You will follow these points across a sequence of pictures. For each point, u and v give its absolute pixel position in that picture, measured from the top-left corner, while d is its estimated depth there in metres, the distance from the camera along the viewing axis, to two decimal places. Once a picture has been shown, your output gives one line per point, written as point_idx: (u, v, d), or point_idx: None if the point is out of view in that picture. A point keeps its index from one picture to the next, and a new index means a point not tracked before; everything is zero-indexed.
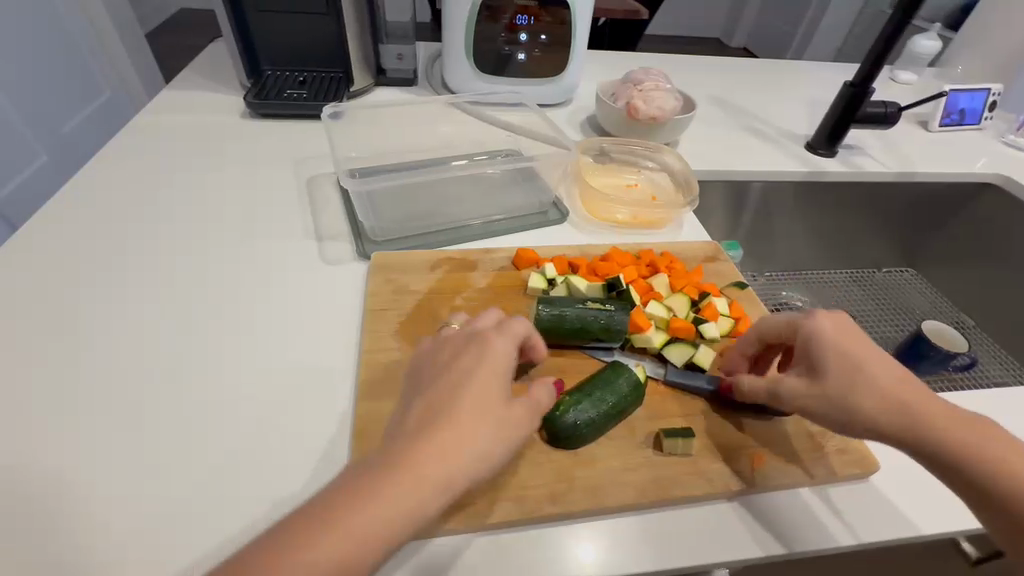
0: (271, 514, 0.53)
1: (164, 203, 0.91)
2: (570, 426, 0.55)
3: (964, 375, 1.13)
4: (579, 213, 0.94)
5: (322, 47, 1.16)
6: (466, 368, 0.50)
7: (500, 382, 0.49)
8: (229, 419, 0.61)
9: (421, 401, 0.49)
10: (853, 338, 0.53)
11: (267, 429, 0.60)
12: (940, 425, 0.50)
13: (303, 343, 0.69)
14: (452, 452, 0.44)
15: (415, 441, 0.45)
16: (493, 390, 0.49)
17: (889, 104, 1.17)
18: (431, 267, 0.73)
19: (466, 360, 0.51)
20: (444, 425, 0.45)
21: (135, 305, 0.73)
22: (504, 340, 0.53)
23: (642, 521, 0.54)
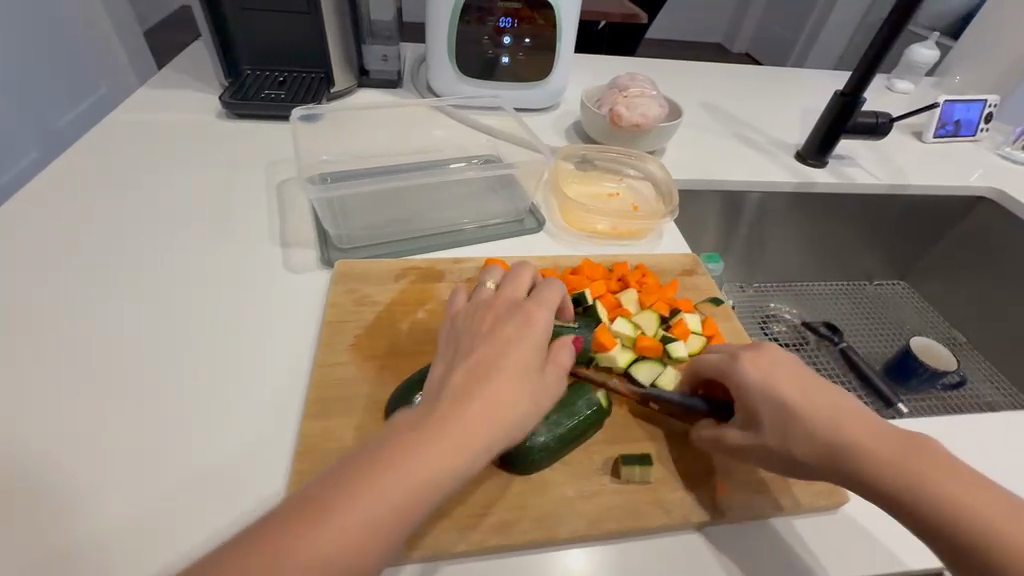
0: (206, 535, 0.51)
1: (131, 203, 0.89)
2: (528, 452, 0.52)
3: (957, 395, 1.10)
4: (556, 221, 0.91)
5: (303, 47, 1.14)
6: (513, 342, 0.50)
7: (538, 351, 0.51)
8: (174, 431, 0.58)
9: (449, 371, 0.49)
10: (782, 378, 0.53)
11: (212, 442, 0.57)
12: (891, 474, 0.47)
13: (259, 353, 0.67)
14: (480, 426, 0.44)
15: (464, 395, 0.46)
16: (532, 359, 0.50)
17: (881, 114, 1.15)
18: (396, 277, 0.71)
19: (509, 325, 0.52)
20: (492, 385, 0.47)
21: (87, 308, 0.71)
22: (544, 310, 0.54)
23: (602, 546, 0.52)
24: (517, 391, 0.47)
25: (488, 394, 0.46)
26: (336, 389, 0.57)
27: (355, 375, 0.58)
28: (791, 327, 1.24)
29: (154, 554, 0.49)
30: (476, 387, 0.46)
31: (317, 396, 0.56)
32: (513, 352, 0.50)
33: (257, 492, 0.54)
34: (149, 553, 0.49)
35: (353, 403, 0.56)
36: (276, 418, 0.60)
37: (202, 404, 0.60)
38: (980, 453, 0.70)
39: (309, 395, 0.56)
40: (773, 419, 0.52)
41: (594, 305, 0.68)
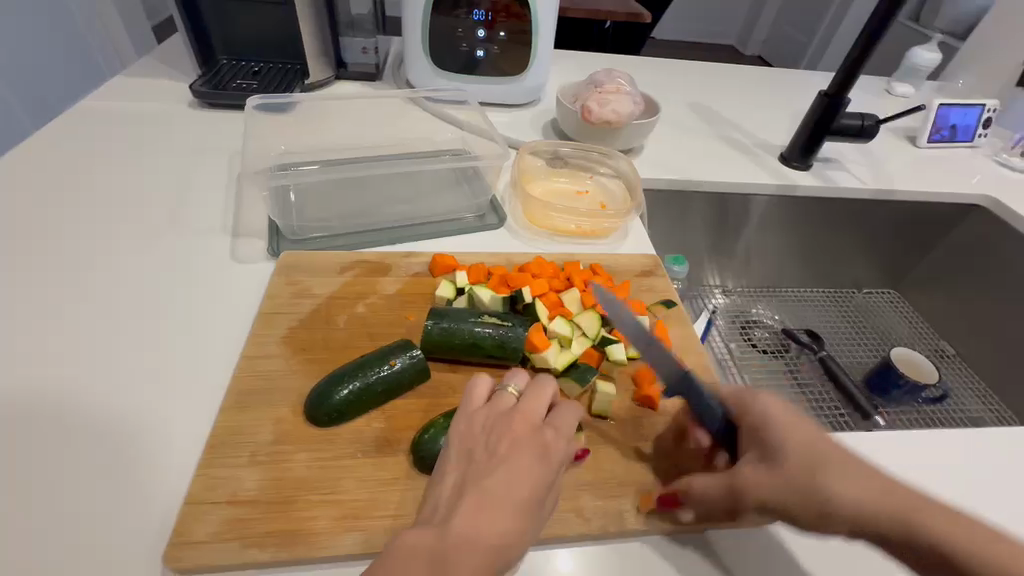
0: (103, 526, 0.49)
1: (91, 189, 0.88)
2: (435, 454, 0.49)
3: (938, 409, 1.06)
4: (517, 219, 0.90)
5: (278, 38, 1.13)
6: (518, 435, 0.46)
7: (546, 491, 0.45)
8: (98, 418, 0.57)
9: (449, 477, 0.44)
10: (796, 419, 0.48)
11: (134, 431, 0.56)
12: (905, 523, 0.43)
13: (196, 342, 0.66)
14: (487, 529, 0.40)
15: (464, 528, 0.39)
16: (539, 499, 0.44)
17: (867, 116, 1.11)
18: (340, 270, 0.70)
19: (527, 453, 0.45)
20: (496, 518, 0.40)
21: (29, 289, 0.70)
22: (563, 443, 0.47)
23: (536, 549, 0.51)
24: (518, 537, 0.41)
25: (490, 530, 0.40)
26: (257, 381, 0.55)
27: (280, 367, 0.57)
28: (772, 333, 1.20)
29: (52, 542, 0.48)
30: (477, 526, 0.39)
31: (237, 388, 0.54)
32: (525, 484, 0.43)
33: (171, 484, 0.52)
34: (50, 541, 0.47)
35: (273, 396, 0.54)
36: (202, 409, 0.59)
37: (130, 391, 0.60)
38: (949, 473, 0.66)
39: (230, 387, 0.55)
40: (799, 446, 0.46)
41: (534, 303, 0.67)
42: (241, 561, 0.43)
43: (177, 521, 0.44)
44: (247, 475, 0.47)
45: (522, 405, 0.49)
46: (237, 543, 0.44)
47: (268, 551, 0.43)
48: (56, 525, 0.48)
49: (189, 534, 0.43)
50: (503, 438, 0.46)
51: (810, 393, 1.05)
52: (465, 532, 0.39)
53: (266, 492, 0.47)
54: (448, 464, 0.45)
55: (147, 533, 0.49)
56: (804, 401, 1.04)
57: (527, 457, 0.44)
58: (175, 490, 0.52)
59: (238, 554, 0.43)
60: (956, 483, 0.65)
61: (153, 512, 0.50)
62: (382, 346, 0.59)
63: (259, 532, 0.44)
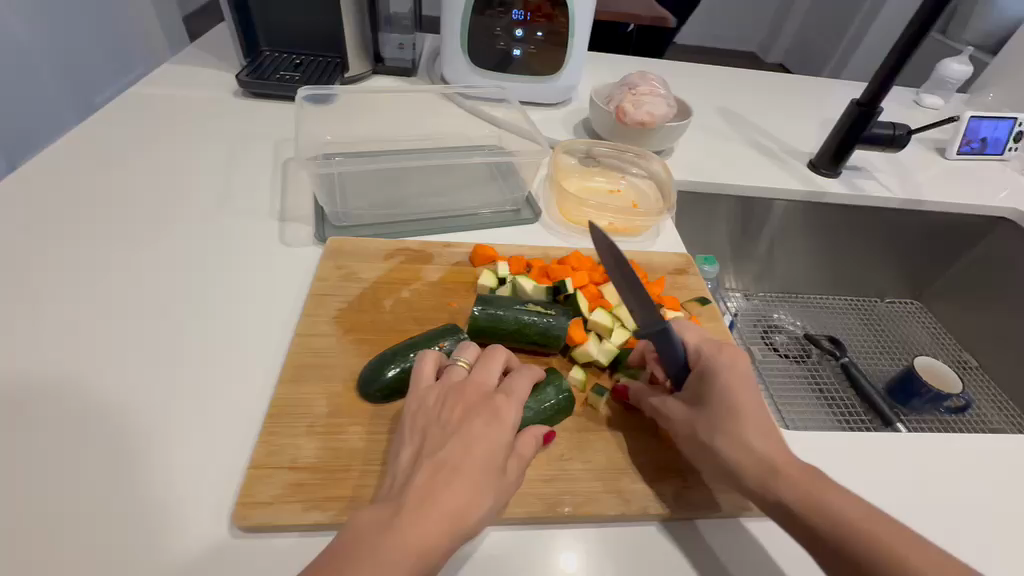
0: (170, 482, 0.52)
1: (144, 171, 0.92)
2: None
3: (959, 419, 1.06)
4: (552, 215, 0.92)
5: (321, 31, 1.16)
6: (470, 404, 0.49)
7: (504, 454, 0.48)
8: (133, 396, 0.59)
9: (413, 452, 0.47)
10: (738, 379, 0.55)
11: (168, 408, 0.58)
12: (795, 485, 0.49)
13: (239, 324, 0.68)
14: (455, 491, 0.43)
15: (423, 494, 0.42)
16: (496, 461, 0.47)
17: (898, 127, 1.12)
18: (386, 257, 0.72)
19: (479, 418, 0.48)
20: (459, 479, 0.44)
21: (95, 264, 0.75)
22: (513, 406, 0.51)
23: (545, 537, 0.52)
24: (480, 496, 0.44)
25: (451, 493, 0.43)
26: (311, 357, 0.58)
27: (332, 346, 0.60)
28: (793, 338, 1.21)
29: (125, 495, 0.51)
30: (435, 494, 0.42)
31: (293, 361, 0.58)
32: (485, 446, 0.47)
33: (208, 459, 0.54)
34: (88, 508, 0.50)
35: (327, 371, 0.57)
36: (253, 384, 0.62)
37: (169, 371, 0.62)
38: (973, 476, 0.67)
39: (287, 361, 0.58)
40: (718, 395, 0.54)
41: (575, 294, 0.69)
42: (304, 522, 0.46)
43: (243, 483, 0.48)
44: (305, 444, 0.51)
45: (472, 376, 0.53)
46: (299, 505, 0.47)
47: (328, 513, 0.47)
48: (94, 494, 0.51)
49: (255, 494, 0.47)
50: (455, 410, 0.49)
51: (830, 399, 1.06)
52: (425, 498, 0.42)
53: (326, 458, 0.50)
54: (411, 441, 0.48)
55: (177, 507, 0.50)
56: (825, 406, 1.05)
57: (481, 422, 0.48)
58: (217, 463, 0.54)
59: (301, 514, 0.47)
60: (977, 488, 0.66)
61: (183, 486, 0.52)
62: (426, 330, 0.62)
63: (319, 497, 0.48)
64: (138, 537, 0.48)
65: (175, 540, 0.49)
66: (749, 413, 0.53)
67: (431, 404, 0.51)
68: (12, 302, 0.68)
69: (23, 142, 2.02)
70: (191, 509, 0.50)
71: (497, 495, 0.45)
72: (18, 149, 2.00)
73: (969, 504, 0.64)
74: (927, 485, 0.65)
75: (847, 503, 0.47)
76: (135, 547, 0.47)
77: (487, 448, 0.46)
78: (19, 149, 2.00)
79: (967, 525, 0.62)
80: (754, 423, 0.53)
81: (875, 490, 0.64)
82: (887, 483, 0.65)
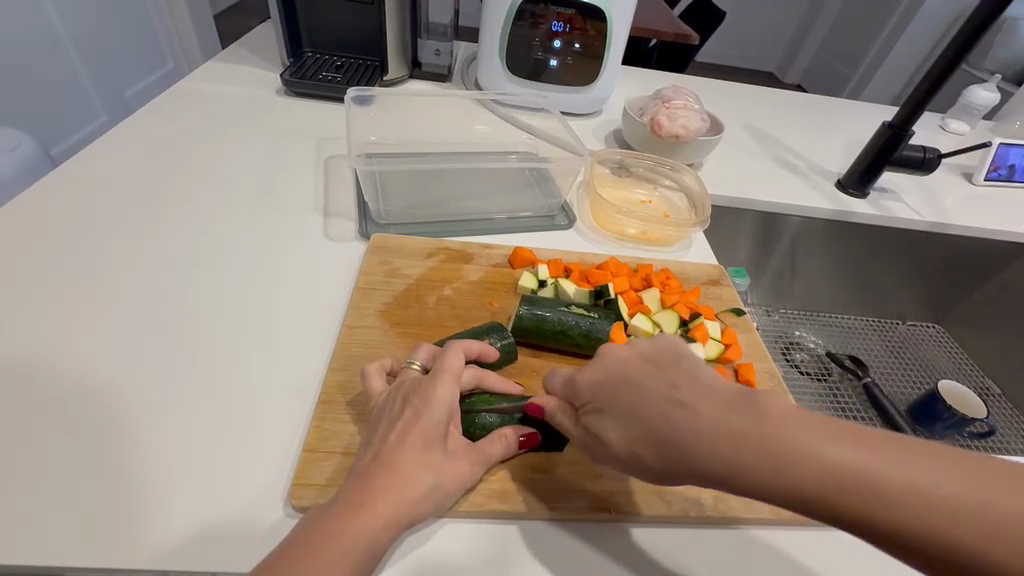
0: (207, 471, 0.54)
1: (188, 163, 0.96)
2: (480, 427, 0.55)
3: (985, 445, 1.02)
4: (585, 222, 0.94)
5: (363, 36, 1.20)
6: (425, 385, 0.50)
7: (442, 434, 0.48)
8: (132, 390, 0.60)
9: (385, 436, 0.48)
10: (619, 399, 0.47)
11: (160, 404, 0.59)
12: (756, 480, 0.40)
13: (249, 322, 0.70)
14: (419, 455, 0.46)
15: (361, 486, 0.44)
16: (434, 443, 0.48)
17: (929, 149, 1.12)
18: (429, 255, 0.79)
19: (433, 391, 0.50)
20: (424, 449, 0.47)
21: (146, 248, 0.78)
22: (450, 385, 0.51)
23: (570, 538, 0.54)
24: (421, 469, 0.46)
25: (387, 481, 0.44)
26: (359, 347, 0.65)
27: (378, 337, 0.67)
28: (814, 356, 1.19)
29: (168, 476, 0.53)
30: (381, 482, 0.44)
31: (342, 351, 0.65)
32: (444, 414, 0.49)
33: (204, 462, 0.55)
34: (94, 505, 0.51)
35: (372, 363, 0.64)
36: (284, 377, 0.64)
37: (166, 368, 0.63)
38: None
39: (335, 351, 0.65)
40: (625, 429, 0.46)
41: (615, 299, 0.73)
42: None
43: (299, 465, 0.54)
44: (356, 431, 0.57)
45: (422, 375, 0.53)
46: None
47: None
48: (82, 486, 0.52)
49: (310, 475, 0.53)
50: (396, 407, 0.50)
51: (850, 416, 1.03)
52: (371, 483, 0.44)
53: None
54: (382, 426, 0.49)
55: (167, 511, 0.51)
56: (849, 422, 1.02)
57: (441, 393, 0.50)
58: (216, 461, 0.55)
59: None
60: None
61: (171, 483, 0.53)
62: (473, 327, 0.68)
63: None
64: (182, 521, 0.50)
65: (224, 517, 0.51)
66: (626, 422, 0.46)
67: (385, 401, 0.52)
68: (59, 284, 0.71)
69: (56, 130, 2.08)
70: (174, 506, 0.51)
71: (463, 463, 0.49)
72: (52, 136, 2.06)
73: None
74: None
75: (750, 464, 0.40)
76: (126, 543, 0.48)
77: (445, 416, 0.49)
78: (53, 136, 2.07)
79: None
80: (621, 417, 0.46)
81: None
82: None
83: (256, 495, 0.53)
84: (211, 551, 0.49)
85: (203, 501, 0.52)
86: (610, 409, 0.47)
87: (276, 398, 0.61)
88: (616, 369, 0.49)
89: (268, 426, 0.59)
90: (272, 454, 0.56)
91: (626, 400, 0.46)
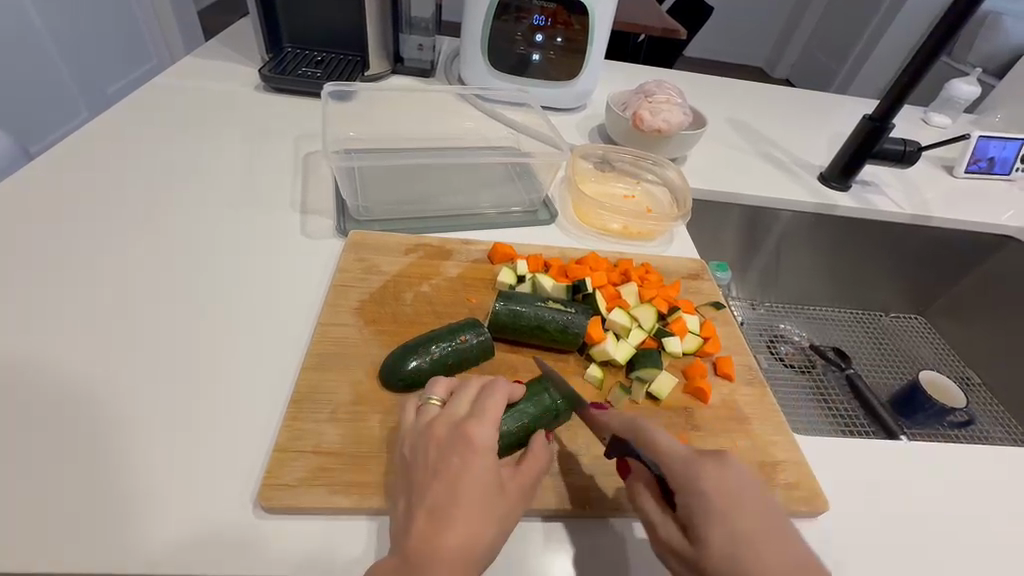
0: (181, 472, 0.53)
1: (163, 159, 0.94)
2: (506, 437, 0.56)
3: (965, 435, 1.03)
4: (568, 216, 0.94)
5: (343, 30, 1.19)
6: (465, 430, 0.51)
7: (495, 472, 0.50)
8: (122, 392, 0.59)
9: (433, 483, 0.48)
10: (727, 520, 0.47)
11: (154, 406, 0.58)
12: None
13: (238, 320, 0.69)
14: (477, 497, 0.47)
15: (432, 543, 0.45)
16: (490, 484, 0.49)
17: (909, 142, 1.13)
18: (407, 252, 0.78)
19: (476, 435, 0.50)
20: (480, 493, 0.48)
21: (118, 246, 0.77)
22: (490, 427, 0.51)
23: (552, 530, 0.55)
24: (485, 511, 0.47)
25: (459, 535, 0.45)
26: (334, 345, 0.65)
27: (354, 334, 0.66)
28: (799, 348, 1.19)
29: (143, 477, 0.52)
30: (449, 528, 0.45)
31: (318, 349, 0.64)
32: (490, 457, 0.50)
33: (177, 461, 0.54)
34: (65, 506, 0.50)
35: (348, 360, 0.63)
36: (260, 374, 0.63)
37: (145, 365, 0.62)
38: (983, 492, 0.66)
39: (310, 348, 0.64)
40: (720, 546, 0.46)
41: (593, 294, 0.73)
42: (333, 503, 0.51)
43: (269, 466, 0.53)
44: (330, 430, 0.57)
45: (447, 412, 0.53)
46: (324, 489, 0.52)
47: (352, 498, 0.52)
48: (72, 491, 0.51)
49: (281, 476, 0.52)
50: (434, 451, 0.50)
51: (833, 407, 1.03)
52: (439, 536, 0.45)
53: (344, 446, 0.55)
54: (426, 473, 0.49)
55: (138, 514, 0.50)
56: (830, 414, 1.01)
57: (483, 436, 0.51)
58: (204, 463, 0.54)
59: (326, 497, 0.52)
60: (984, 501, 0.65)
61: (167, 483, 0.52)
62: (450, 323, 0.68)
63: (342, 481, 0.53)
64: (153, 523, 0.49)
65: (198, 518, 0.50)
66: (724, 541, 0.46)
67: (420, 447, 0.51)
68: (28, 282, 0.70)
69: (36, 127, 2.04)
70: (163, 509, 0.50)
71: (521, 494, 0.51)
72: (30, 133, 2.02)
73: (983, 509, 0.64)
74: (939, 495, 0.64)
75: None
76: (96, 545, 0.47)
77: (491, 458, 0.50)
78: (31, 133, 2.02)
79: (981, 540, 0.60)
80: (730, 546, 0.46)
81: (891, 485, 0.64)
82: (912, 488, 0.64)
83: (232, 494, 0.52)
84: (180, 554, 0.48)
85: (173, 503, 0.51)
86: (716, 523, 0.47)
87: (252, 397, 0.60)
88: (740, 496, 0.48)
89: (253, 428, 0.58)
90: (258, 455, 0.56)
91: (743, 523, 0.47)
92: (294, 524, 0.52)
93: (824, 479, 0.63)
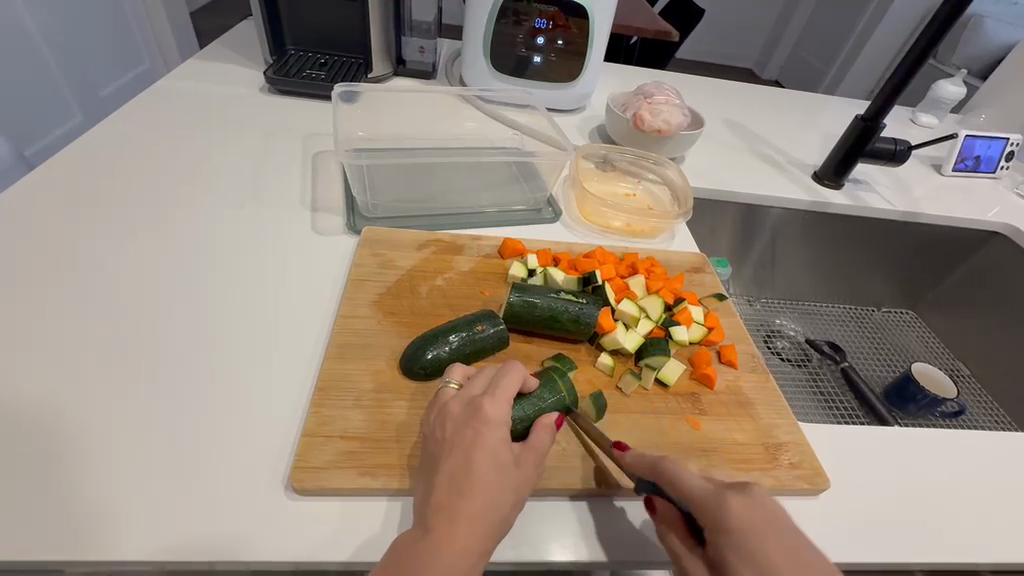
0: (212, 456, 0.55)
1: (173, 161, 0.96)
2: (521, 420, 0.57)
3: (956, 423, 1.06)
4: (572, 215, 0.96)
5: (347, 34, 1.20)
6: (479, 405, 0.54)
7: (509, 445, 0.52)
8: (149, 384, 0.61)
9: (448, 454, 0.51)
10: (771, 556, 0.45)
11: (180, 397, 0.60)
12: None
13: (254, 318, 0.70)
14: (491, 464, 0.50)
15: (447, 511, 0.47)
16: (503, 456, 0.51)
17: (900, 142, 1.16)
18: (420, 247, 0.81)
19: (488, 409, 0.53)
20: (495, 460, 0.50)
21: (134, 246, 0.78)
22: (502, 404, 0.54)
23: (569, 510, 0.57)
24: (501, 478, 0.50)
25: (472, 503, 0.47)
26: (354, 337, 0.67)
27: (373, 326, 0.69)
28: (795, 343, 1.22)
29: (177, 460, 0.55)
30: (466, 491, 0.48)
31: (337, 340, 0.66)
32: (503, 429, 0.53)
33: (209, 446, 0.56)
34: (100, 489, 0.52)
35: (368, 351, 0.65)
36: (282, 365, 0.65)
37: (173, 356, 0.64)
38: (974, 475, 0.69)
39: (330, 340, 0.66)
40: None
41: (603, 286, 0.76)
42: (361, 485, 0.54)
43: (299, 449, 0.55)
44: (354, 416, 0.59)
45: (462, 391, 0.56)
46: (353, 471, 0.54)
47: (381, 479, 0.54)
48: (109, 474, 0.53)
49: (310, 459, 0.54)
50: (451, 425, 0.53)
51: (830, 399, 1.06)
52: (459, 498, 0.47)
53: (369, 432, 0.57)
54: (442, 447, 0.52)
55: (173, 495, 0.52)
56: (825, 404, 1.05)
57: (495, 410, 0.54)
58: (228, 454, 0.56)
59: (355, 479, 0.54)
60: (973, 482, 0.68)
61: (199, 466, 0.54)
62: (465, 315, 0.70)
63: (372, 463, 0.55)
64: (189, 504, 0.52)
65: (230, 499, 0.53)
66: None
67: (438, 423, 0.54)
68: (48, 281, 0.71)
69: (30, 130, 2.04)
70: (190, 499, 0.52)
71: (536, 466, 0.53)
72: (26, 136, 2.02)
73: (974, 490, 0.67)
74: (931, 475, 0.68)
75: None
76: (134, 525, 0.50)
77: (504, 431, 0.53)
78: (26, 137, 2.03)
79: (969, 519, 0.64)
80: None
81: (886, 466, 0.67)
82: (909, 471, 0.68)
83: (265, 474, 0.55)
84: (215, 534, 0.50)
85: (209, 483, 0.53)
86: (743, 559, 0.46)
87: (277, 387, 0.63)
88: (769, 529, 0.47)
89: (275, 420, 0.59)
90: (281, 447, 0.57)
91: (779, 553, 0.46)
92: (323, 507, 0.54)
93: (825, 462, 0.66)
